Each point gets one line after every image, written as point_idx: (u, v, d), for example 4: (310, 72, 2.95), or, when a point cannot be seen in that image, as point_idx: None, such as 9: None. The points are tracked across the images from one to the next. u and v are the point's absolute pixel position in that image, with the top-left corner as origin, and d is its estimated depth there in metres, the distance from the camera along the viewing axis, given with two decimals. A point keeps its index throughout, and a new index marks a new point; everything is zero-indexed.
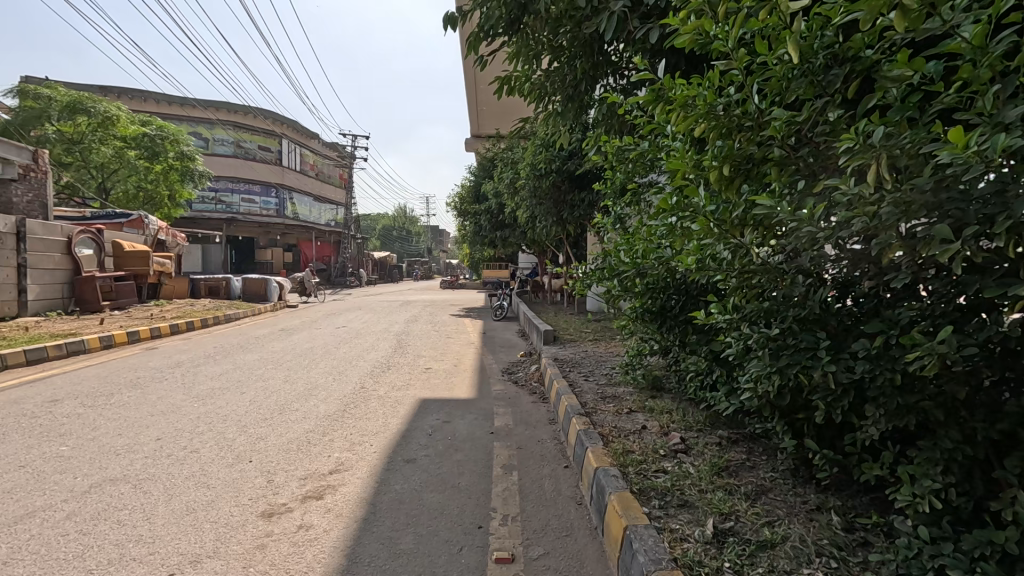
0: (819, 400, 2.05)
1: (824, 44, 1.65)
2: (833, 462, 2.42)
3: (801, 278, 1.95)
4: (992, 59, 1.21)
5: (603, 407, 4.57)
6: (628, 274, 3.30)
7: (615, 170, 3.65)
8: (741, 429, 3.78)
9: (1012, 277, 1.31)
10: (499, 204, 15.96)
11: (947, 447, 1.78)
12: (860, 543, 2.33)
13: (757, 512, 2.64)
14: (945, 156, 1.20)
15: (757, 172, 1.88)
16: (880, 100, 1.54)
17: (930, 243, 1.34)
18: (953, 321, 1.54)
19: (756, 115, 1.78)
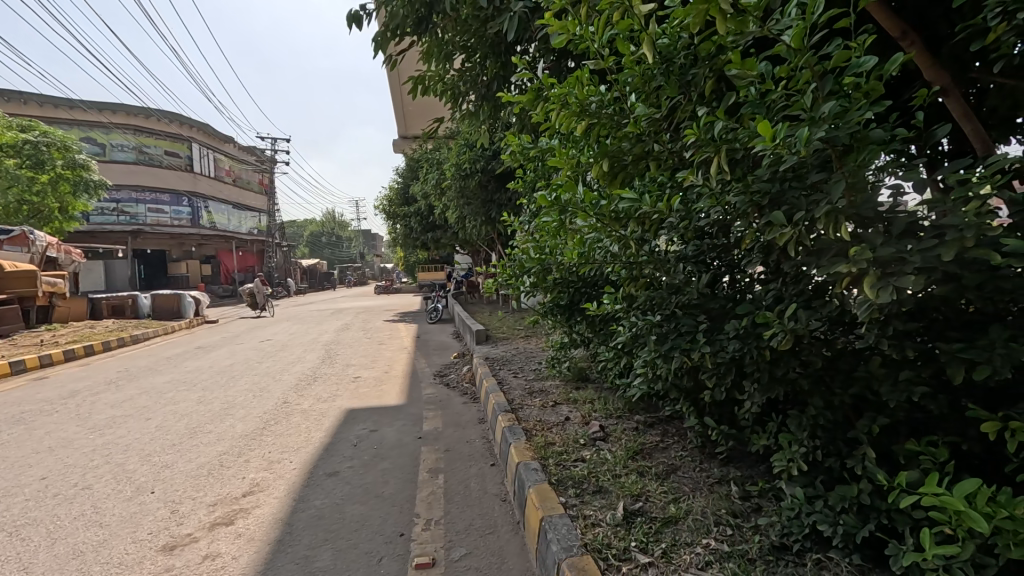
0: (707, 378, 2.20)
1: (684, 45, 1.79)
2: (728, 436, 2.59)
3: (681, 266, 2.09)
4: (807, 61, 1.36)
5: (529, 402, 4.63)
6: (536, 268, 3.39)
7: (526, 168, 3.70)
8: (657, 412, 3.96)
9: (839, 256, 1.47)
10: (429, 205, 15.75)
11: (812, 414, 1.95)
12: (754, 509, 2.50)
13: (665, 490, 2.77)
14: (762, 147, 1.36)
15: (637, 167, 1.99)
16: (739, 98, 1.64)
17: (771, 228, 1.50)
18: (804, 299, 1.69)
19: (628, 113, 1.91)
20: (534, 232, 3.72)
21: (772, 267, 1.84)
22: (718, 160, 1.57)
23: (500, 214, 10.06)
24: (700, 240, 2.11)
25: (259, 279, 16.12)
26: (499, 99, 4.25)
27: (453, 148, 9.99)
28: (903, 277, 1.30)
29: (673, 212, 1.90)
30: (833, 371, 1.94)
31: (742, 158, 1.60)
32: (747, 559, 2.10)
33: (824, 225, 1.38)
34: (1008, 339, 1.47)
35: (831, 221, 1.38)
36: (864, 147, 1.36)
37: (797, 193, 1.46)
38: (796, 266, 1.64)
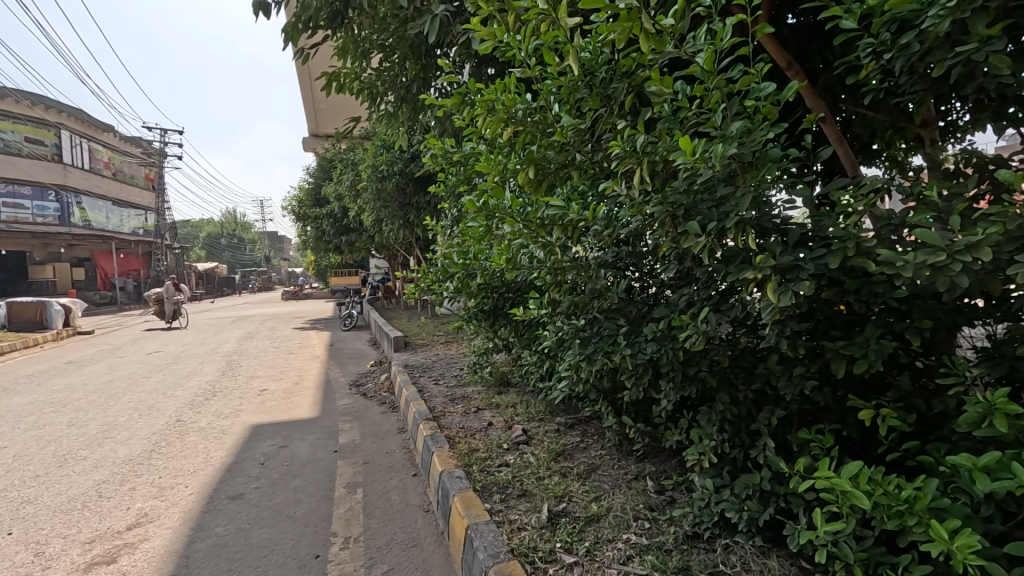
0: (626, 379, 2.30)
1: (605, 60, 1.87)
2: (645, 434, 2.72)
3: (603, 272, 2.17)
4: (717, 82, 1.48)
5: (451, 409, 4.57)
6: (458, 273, 3.36)
7: (448, 172, 3.65)
8: (576, 414, 4.07)
9: (745, 263, 1.60)
10: (342, 208, 15.09)
11: (721, 409, 2.11)
12: (667, 501, 2.65)
13: (587, 489, 2.85)
14: (680, 160, 1.46)
15: (562, 175, 2.07)
16: (655, 113, 1.74)
17: (687, 237, 1.61)
18: (714, 303, 1.83)
19: (553, 122, 1.96)
20: (456, 237, 3.69)
21: (685, 273, 1.97)
22: (639, 171, 1.66)
23: (418, 218, 9.86)
24: (619, 247, 2.21)
25: (173, 281, 13.49)
26: (419, 100, 4.16)
27: (370, 149, 9.65)
28: (800, 282, 1.45)
29: (596, 220, 1.98)
30: (737, 369, 2.11)
31: (659, 169, 1.70)
32: (664, 550, 2.21)
33: (733, 235, 1.50)
34: (880, 336, 1.68)
35: (739, 230, 1.50)
36: (765, 164, 1.49)
37: (709, 205, 1.59)
38: (708, 273, 1.77)
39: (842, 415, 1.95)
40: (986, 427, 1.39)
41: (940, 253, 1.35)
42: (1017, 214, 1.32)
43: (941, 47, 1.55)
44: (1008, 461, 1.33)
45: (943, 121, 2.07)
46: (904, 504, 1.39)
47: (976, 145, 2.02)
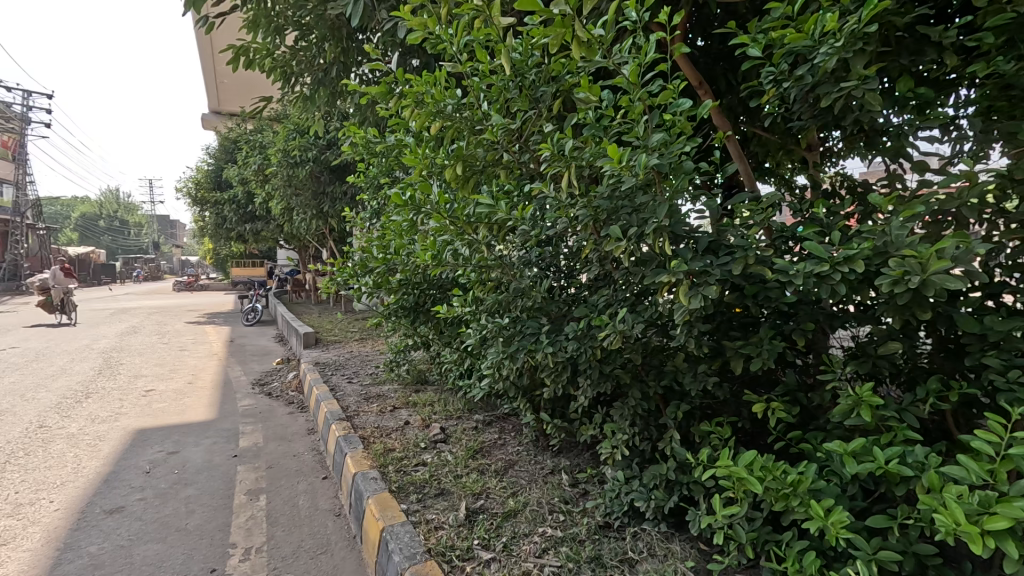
0: (546, 376, 2.36)
1: (535, 63, 1.90)
2: (561, 429, 2.80)
3: (527, 272, 2.20)
4: (640, 95, 1.55)
5: (365, 408, 4.41)
6: (379, 268, 3.24)
7: (368, 163, 3.51)
8: (495, 411, 4.10)
9: (660, 267, 1.70)
10: (247, 193, 13.97)
11: (633, 404, 2.23)
12: (581, 493, 2.75)
13: (504, 485, 2.88)
14: (609, 166, 1.53)
15: (489, 174, 2.08)
16: (581, 119, 1.80)
17: (610, 240, 1.68)
18: (630, 303, 1.93)
19: (482, 120, 1.96)
20: (376, 230, 3.56)
21: (604, 274, 2.06)
22: (567, 174, 1.71)
23: (334, 209, 9.39)
24: (543, 248, 2.26)
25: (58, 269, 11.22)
26: (339, 85, 3.95)
27: (281, 132, 9.03)
28: (708, 287, 1.56)
29: (524, 220, 2.00)
30: (648, 367, 2.24)
31: (586, 174, 1.76)
32: (577, 541, 2.29)
33: (652, 240, 1.58)
34: (771, 337, 1.86)
35: (656, 236, 1.59)
36: (680, 175, 1.59)
37: (630, 211, 1.67)
38: (627, 275, 1.86)
39: (738, 408, 2.14)
40: (854, 417, 1.59)
41: (824, 264, 1.52)
42: (882, 232, 1.52)
43: (828, 81, 1.74)
44: (870, 446, 1.53)
45: (823, 147, 2.35)
46: (789, 487, 1.55)
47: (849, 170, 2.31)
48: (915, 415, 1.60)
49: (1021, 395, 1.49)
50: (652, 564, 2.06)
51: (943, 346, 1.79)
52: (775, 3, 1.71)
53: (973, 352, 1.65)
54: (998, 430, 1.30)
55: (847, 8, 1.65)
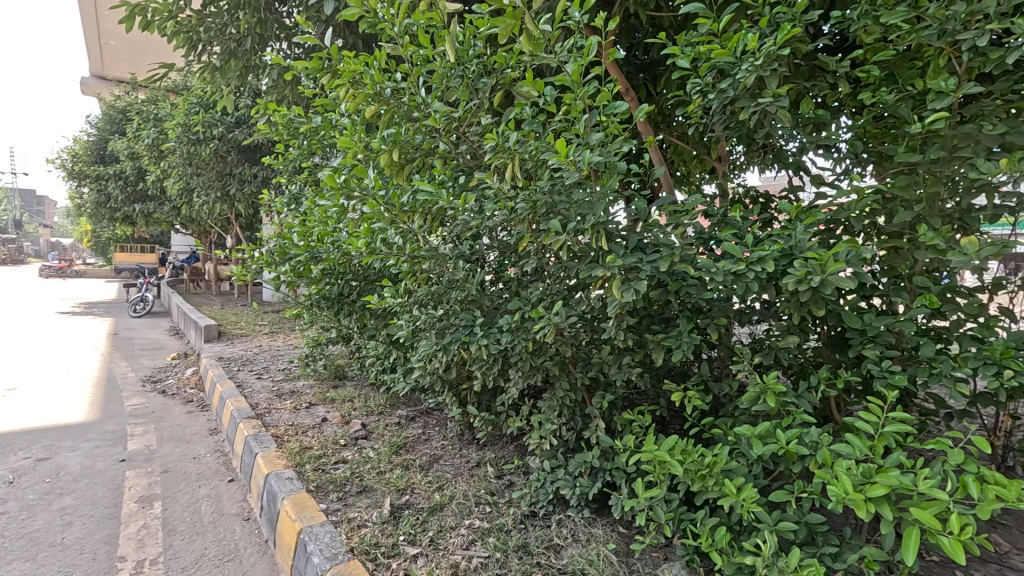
0: (477, 368, 2.36)
1: (476, 53, 1.90)
2: (488, 422, 2.81)
3: (460, 263, 2.17)
4: (581, 94, 1.60)
5: (278, 405, 4.14)
6: (299, 257, 3.05)
7: (288, 144, 3.29)
8: (418, 406, 4.03)
9: (594, 262, 1.77)
10: (137, 170, 12.53)
11: (561, 395, 2.30)
12: (507, 484, 2.79)
13: (430, 480, 2.84)
14: (553, 161, 1.55)
15: (424, 162, 2.04)
16: (520, 113, 1.82)
17: (548, 234, 1.72)
18: (563, 297, 1.98)
19: (420, 107, 1.91)
20: (296, 217, 3.35)
21: (538, 268, 2.10)
22: (509, 167, 1.71)
23: (242, 192, 8.70)
24: (477, 240, 2.27)
25: None
26: (254, 57, 3.66)
27: (181, 105, 8.19)
28: (640, 282, 1.65)
29: (463, 211, 1.97)
30: (576, 359, 2.31)
31: (526, 167, 1.78)
32: (504, 531, 2.32)
33: (590, 235, 1.64)
34: (690, 331, 2.00)
35: (594, 232, 1.65)
36: (616, 175, 1.67)
37: (567, 206, 1.71)
38: (561, 269, 1.92)
39: (657, 398, 2.28)
40: (760, 403, 1.76)
41: (739, 263, 1.65)
42: (789, 236, 1.69)
43: (746, 96, 1.89)
44: (774, 429, 1.70)
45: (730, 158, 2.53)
46: (705, 468, 1.67)
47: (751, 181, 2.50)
48: (809, 401, 1.80)
49: (890, 381, 1.72)
50: (576, 549, 2.14)
51: (830, 341, 2.03)
52: (702, 19, 1.84)
53: (854, 345, 1.89)
54: (876, 412, 1.50)
55: (764, 31, 1.81)
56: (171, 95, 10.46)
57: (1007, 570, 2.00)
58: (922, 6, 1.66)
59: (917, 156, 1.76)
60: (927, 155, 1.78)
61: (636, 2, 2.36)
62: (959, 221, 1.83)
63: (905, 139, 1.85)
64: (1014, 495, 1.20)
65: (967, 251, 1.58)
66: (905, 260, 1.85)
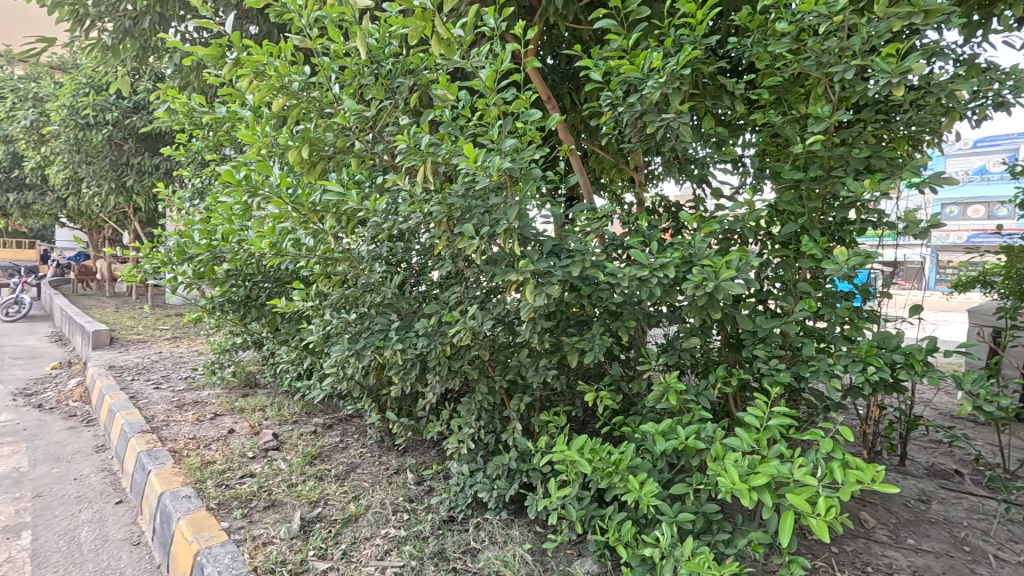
0: (394, 373, 2.30)
1: (392, 52, 1.88)
2: (408, 428, 2.76)
3: (376, 266, 2.11)
4: (495, 99, 1.61)
5: (177, 417, 3.81)
6: (200, 256, 2.82)
7: (191, 134, 3.04)
8: (336, 413, 3.87)
9: (508, 266, 1.79)
10: (12, 155, 11.04)
11: (479, 399, 2.30)
12: (426, 490, 2.74)
13: (345, 490, 2.74)
14: (463, 165, 1.54)
15: (337, 160, 1.97)
16: (438, 116, 1.80)
17: (463, 238, 1.72)
18: (480, 300, 1.99)
19: (332, 103, 1.84)
20: (198, 212, 3.10)
21: (456, 272, 2.10)
22: (422, 169, 1.69)
23: (141, 184, 7.94)
24: (394, 242, 2.22)
25: None
26: (152, 38, 3.36)
27: (67, 85, 7.35)
28: (551, 286, 1.69)
29: (376, 211, 1.90)
30: (494, 362, 2.33)
31: (441, 170, 1.77)
32: (421, 538, 2.28)
33: (502, 240, 1.66)
34: (602, 333, 2.07)
35: (507, 236, 1.67)
36: (530, 181, 1.70)
37: (482, 210, 1.72)
38: (477, 273, 1.93)
39: (572, 398, 2.34)
40: (663, 401, 1.86)
41: (644, 269, 1.74)
42: (689, 244, 1.81)
43: (653, 111, 1.99)
44: (675, 425, 1.80)
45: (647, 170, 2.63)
46: (612, 465, 1.74)
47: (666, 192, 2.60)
48: (707, 398, 1.92)
49: (776, 378, 1.89)
50: (492, 551, 2.15)
51: (728, 341, 2.19)
52: (613, 35, 1.92)
53: (747, 345, 2.05)
54: (762, 407, 1.64)
55: (669, 51, 1.92)
56: (55, 73, 9.33)
57: (872, 543, 2.26)
58: (802, 39, 1.85)
59: (799, 173, 1.94)
60: (808, 173, 1.97)
61: (555, 13, 2.42)
62: (834, 233, 2.04)
63: (791, 159, 2.04)
64: (870, 478, 1.35)
65: (838, 260, 1.77)
66: (789, 267, 2.04)
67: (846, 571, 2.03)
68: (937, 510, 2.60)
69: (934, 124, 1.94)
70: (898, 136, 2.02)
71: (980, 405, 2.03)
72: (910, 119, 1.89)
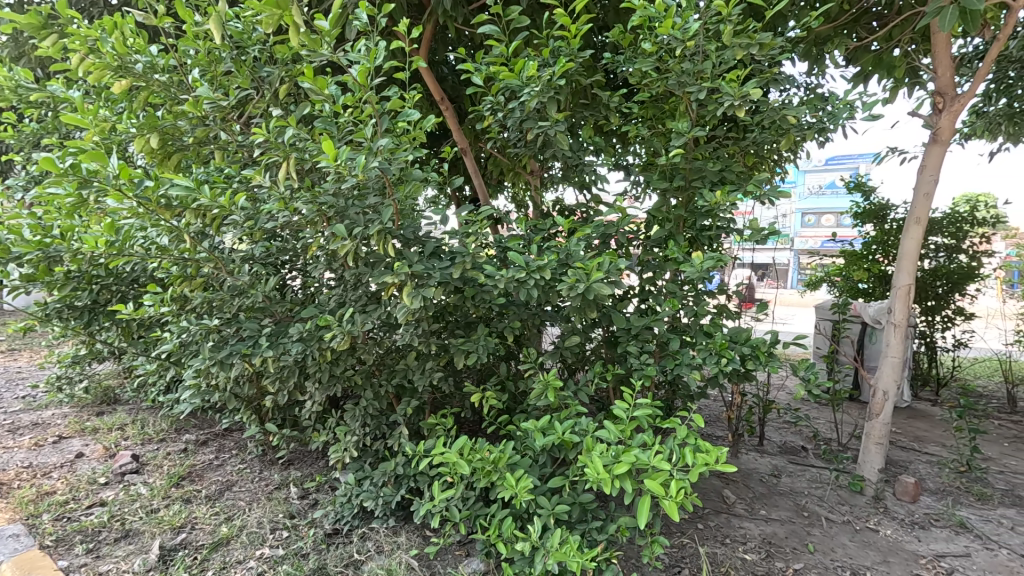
0: (269, 381, 2.15)
1: (257, 39, 1.78)
2: (290, 439, 2.59)
3: (247, 267, 2.02)
4: (368, 96, 1.57)
5: (7, 444, 3.24)
6: (28, 255, 2.32)
7: (19, 114, 2.62)
8: (212, 428, 3.53)
9: (386, 268, 1.75)
10: None
11: (364, 405, 2.22)
12: (311, 504, 2.59)
13: (217, 511, 2.51)
14: (324, 163, 1.46)
15: (194, 151, 1.83)
16: (311, 110, 1.72)
17: (336, 239, 1.65)
18: (361, 303, 1.92)
19: (188, 89, 1.71)
20: (30, 205, 2.67)
21: (336, 273, 2.02)
22: (286, 165, 1.60)
23: None
24: (268, 243, 2.08)
25: None
26: None
27: None
28: (428, 288, 1.68)
29: (237, 209, 1.77)
30: (380, 367, 2.26)
31: (310, 167, 1.70)
32: (300, 555, 2.15)
33: (376, 241, 1.63)
34: (487, 334, 2.10)
35: (381, 237, 1.64)
36: (408, 182, 1.73)
37: (357, 210, 1.68)
38: (356, 275, 1.87)
39: (462, 400, 2.35)
40: (543, 398, 1.93)
41: (522, 271, 1.79)
42: (563, 246, 1.90)
43: (533, 118, 2.05)
44: (553, 421, 1.87)
45: (544, 173, 2.60)
46: (491, 464, 1.77)
47: (562, 199, 2.52)
48: (584, 393, 2.03)
49: (645, 372, 2.04)
50: (378, 561, 2.09)
51: (606, 338, 2.32)
52: (494, 42, 1.95)
53: (622, 342, 2.19)
54: (629, 399, 1.75)
55: (547, 61, 2.00)
56: None
57: (732, 516, 2.51)
58: (664, 61, 2.01)
59: (665, 183, 2.12)
60: (672, 183, 2.15)
61: (444, 15, 2.41)
62: (696, 238, 2.24)
63: (658, 169, 2.22)
64: (714, 459, 1.50)
65: (696, 263, 1.95)
66: (658, 269, 2.21)
67: (708, 544, 2.24)
68: (786, 482, 2.96)
69: (775, 144, 2.20)
70: (749, 153, 2.27)
71: (811, 388, 2.34)
72: (756, 138, 2.13)
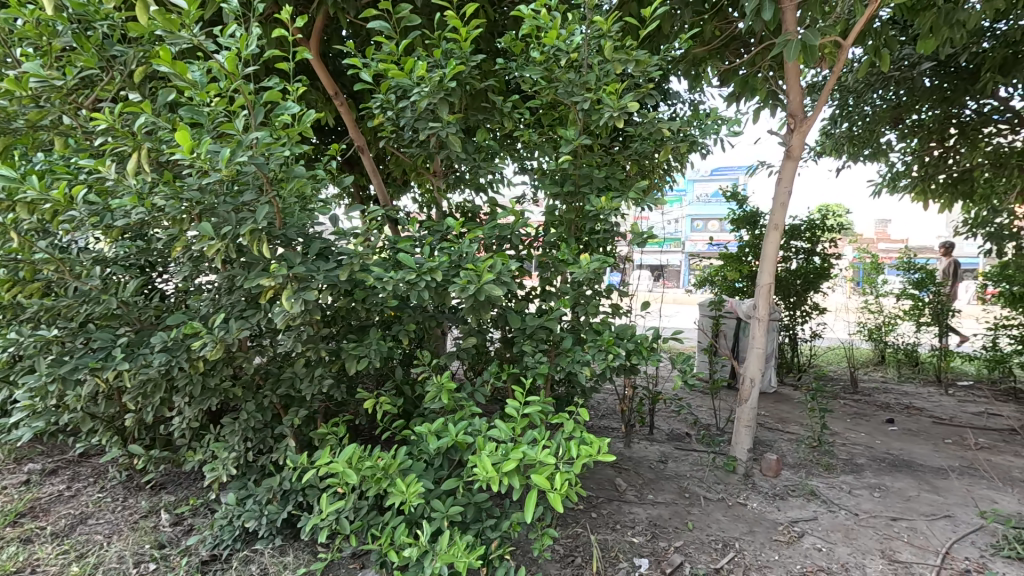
0: (128, 397, 1.92)
1: (106, 14, 1.61)
2: (159, 460, 2.32)
3: (97, 268, 1.82)
4: (238, 85, 1.45)
5: None
6: None
7: None
8: (64, 454, 3.07)
9: (264, 271, 1.64)
10: None
11: (244, 418, 2.05)
12: (184, 530, 2.34)
13: (66, 549, 2.18)
14: (179, 154, 1.32)
15: (27, 136, 1.61)
16: (174, 98, 1.57)
17: (203, 239, 1.51)
18: (237, 308, 1.78)
19: (18, 65, 1.53)
20: None
21: (209, 276, 1.86)
22: (138, 157, 1.46)
23: None
24: (127, 243, 1.86)
25: None
26: None
27: None
28: (309, 291, 1.60)
29: (80, 204, 1.57)
30: (264, 375, 2.11)
31: (172, 161, 1.54)
32: None
33: (248, 241, 1.52)
34: (380, 338, 2.03)
35: (254, 237, 1.53)
36: (290, 179, 1.61)
37: (228, 208, 1.56)
38: (230, 277, 1.73)
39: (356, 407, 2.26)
40: (437, 400, 1.91)
41: (412, 273, 1.76)
42: (456, 248, 1.90)
43: (424, 118, 2.03)
44: (447, 423, 1.86)
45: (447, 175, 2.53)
46: (382, 471, 1.72)
47: (460, 200, 2.51)
48: (477, 394, 2.03)
49: (539, 371, 2.10)
50: None
51: (503, 338, 2.35)
52: (383, 38, 1.90)
53: (518, 342, 2.23)
54: (520, 398, 1.79)
55: (437, 62, 2.00)
56: None
57: (623, 503, 2.67)
58: (552, 70, 2.09)
59: (556, 187, 2.21)
60: (563, 188, 2.25)
61: (334, 6, 2.33)
62: (586, 241, 2.35)
63: (550, 174, 2.30)
64: (596, 450, 1.57)
65: (584, 264, 2.03)
66: (552, 270, 2.28)
67: (600, 532, 2.36)
68: (671, 467, 3.21)
69: (656, 155, 2.37)
70: (633, 162, 2.43)
71: (689, 379, 2.55)
72: (638, 149, 2.30)
